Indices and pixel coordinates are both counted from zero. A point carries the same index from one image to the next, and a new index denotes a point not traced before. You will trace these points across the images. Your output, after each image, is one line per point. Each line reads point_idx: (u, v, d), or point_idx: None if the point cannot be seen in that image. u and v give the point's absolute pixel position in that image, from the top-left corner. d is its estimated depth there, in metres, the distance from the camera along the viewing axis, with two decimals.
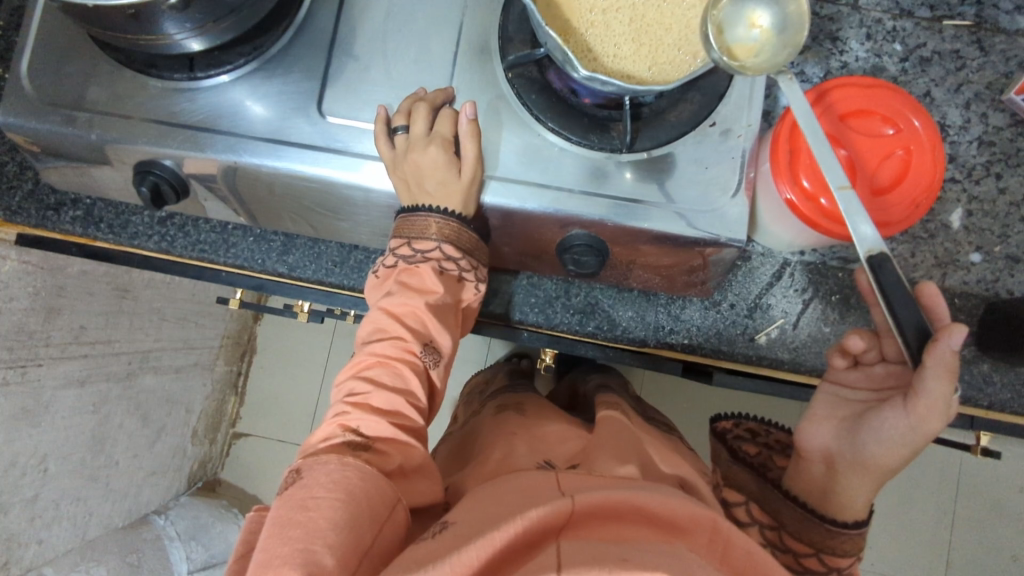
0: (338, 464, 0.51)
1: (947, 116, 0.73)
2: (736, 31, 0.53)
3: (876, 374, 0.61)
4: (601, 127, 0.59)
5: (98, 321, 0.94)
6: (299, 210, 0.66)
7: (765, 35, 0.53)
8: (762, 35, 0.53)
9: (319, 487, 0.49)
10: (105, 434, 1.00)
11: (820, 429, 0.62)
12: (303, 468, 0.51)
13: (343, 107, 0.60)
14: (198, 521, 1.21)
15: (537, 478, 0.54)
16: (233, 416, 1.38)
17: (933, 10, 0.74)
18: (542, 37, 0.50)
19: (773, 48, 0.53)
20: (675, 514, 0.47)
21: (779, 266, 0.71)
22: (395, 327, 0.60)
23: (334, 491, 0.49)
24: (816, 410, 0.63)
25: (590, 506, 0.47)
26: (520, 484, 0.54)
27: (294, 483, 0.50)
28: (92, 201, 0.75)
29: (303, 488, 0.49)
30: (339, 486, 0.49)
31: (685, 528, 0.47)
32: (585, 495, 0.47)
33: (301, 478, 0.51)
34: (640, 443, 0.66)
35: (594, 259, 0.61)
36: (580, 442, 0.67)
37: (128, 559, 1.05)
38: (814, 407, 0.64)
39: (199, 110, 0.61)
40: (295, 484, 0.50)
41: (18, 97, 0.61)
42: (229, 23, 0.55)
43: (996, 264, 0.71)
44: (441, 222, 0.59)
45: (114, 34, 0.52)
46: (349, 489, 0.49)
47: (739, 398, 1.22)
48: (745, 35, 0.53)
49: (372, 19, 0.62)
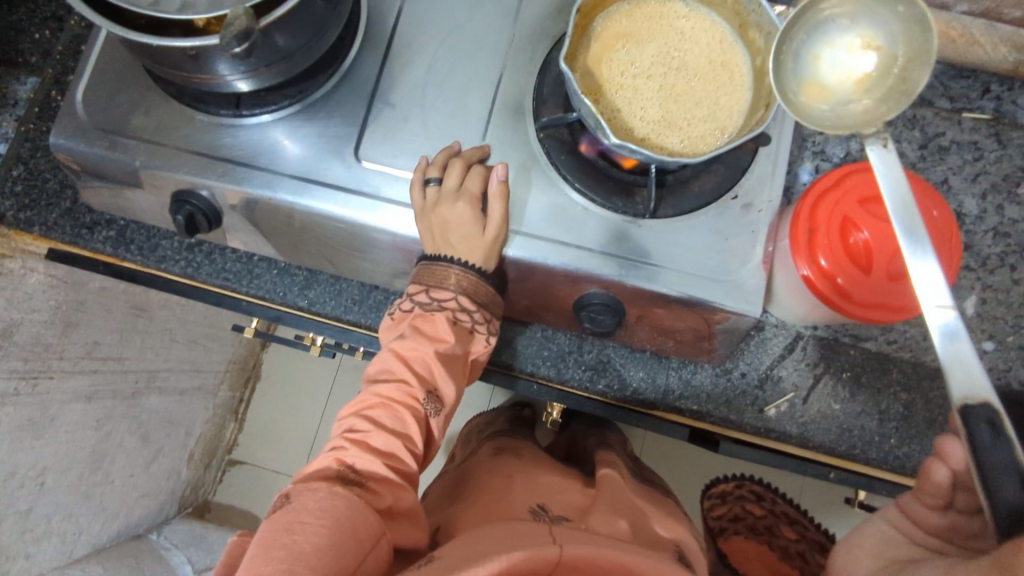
0: (327, 492, 0.52)
1: (964, 204, 0.74)
2: (830, 11, 0.52)
3: (961, 525, 0.55)
4: (625, 192, 0.61)
5: (112, 338, 0.95)
6: (325, 246, 0.68)
7: (889, 53, 0.50)
8: (879, 60, 0.50)
9: (306, 512, 0.50)
10: (104, 452, 1.00)
11: (859, 563, 0.56)
12: (293, 492, 0.53)
13: (378, 153, 0.63)
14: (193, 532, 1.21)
15: (532, 526, 0.56)
16: (230, 443, 1.38)
17: (953, 101, 0.77)
18: (577, 104, 0.53)
19: (884, 99, 0.50)
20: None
21: (792, 338, 0.71)
22: (402, 370, 0.60)
23: (321, 518, 0.50)
24: (868, 541, 0.58)
25: (574, 557, 0.51)
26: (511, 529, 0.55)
27: (283, 507, 0.52)
28: (125, 222, 0.77)
29: (290, 512, 0.50)
30: (326, 514, 0.50)
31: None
32: (574, 548, 0.51)
33: (290, 502, 0.52)
34: (634, 505, 0.66)
35: (609, 318, 0.62)
36: (576, 499, 0.68)
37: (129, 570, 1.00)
38: (867, 538, 0.58)
39: (239, 146, 0.63)
40: (284, 507, 0.51)
41: (70, 120, 0.63)
42: (279, 68, 0.58)
43: (1009, 354, 0.71)
44: (460, 274, 0.60)
45: (172, 70, 0.55)
46: (336, 517, 0.50)
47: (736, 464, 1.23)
48: (809, 78, 0.53)
49: (413, 71, 0.64)
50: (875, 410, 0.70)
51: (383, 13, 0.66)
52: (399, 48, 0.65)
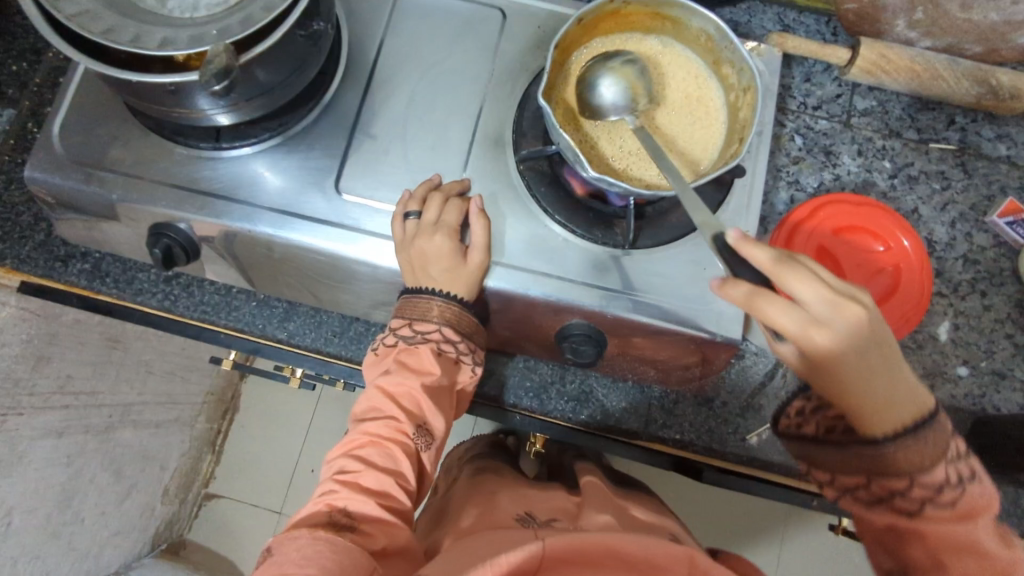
0: (310, 539, 0.51)
1: (934, 232, 0.76)
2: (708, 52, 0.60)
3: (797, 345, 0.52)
4: (605, 223, 0.62)
5: (85, 371, 0.93)
6: (303, 279, 0.68)
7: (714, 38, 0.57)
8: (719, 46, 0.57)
9: (289, 564, 0.49)
10: (75, 490, 0.97)
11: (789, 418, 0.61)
12: (276, 544, 0.52)
13: (359, 186, 0.63)
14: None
15: (515, 534, 0.56)
16: (207, 477, 1.34)
17: (920, 133, 0.79)
18: (556, 137, 0.54)
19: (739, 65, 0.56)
20: (649, 556, 0.51)
21: (772, 366, 0.71)
22: (390, 406, 0.60)
23: (306, 566, 0.49)
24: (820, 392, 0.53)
25: (559, 548, 0.50)
26: (496, 541, 0.55)
27: (268, 559, 0.51)
28: (101, 254, 0.75)
29: (275, 563, 0.50)
30: (311, 561, 0.49)
31: (660, 565, 0.50)
32: (556, 539, 0.50)
33: (273, 553, 0.51)
34: (619, 507, 0.67)
35: (591, 348, 0.62)
36: (560, 503, 0.69)
37: None
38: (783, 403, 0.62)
39: (218, 179, 0.63)
40: (268, 559, 0.51)
41: (46, 154, 0.63)
42: (259, 102, 0.58)
43: (983, 379, 0.72)
44: (443, 306, 0.59)
45: (151, 104, 0.55)
46: (323, 562, 0.49)
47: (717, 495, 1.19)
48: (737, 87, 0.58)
49: (395, 105, 0.65)
50: None
51: (364, 46, 0.67)
52: (380, 81, 0.66)
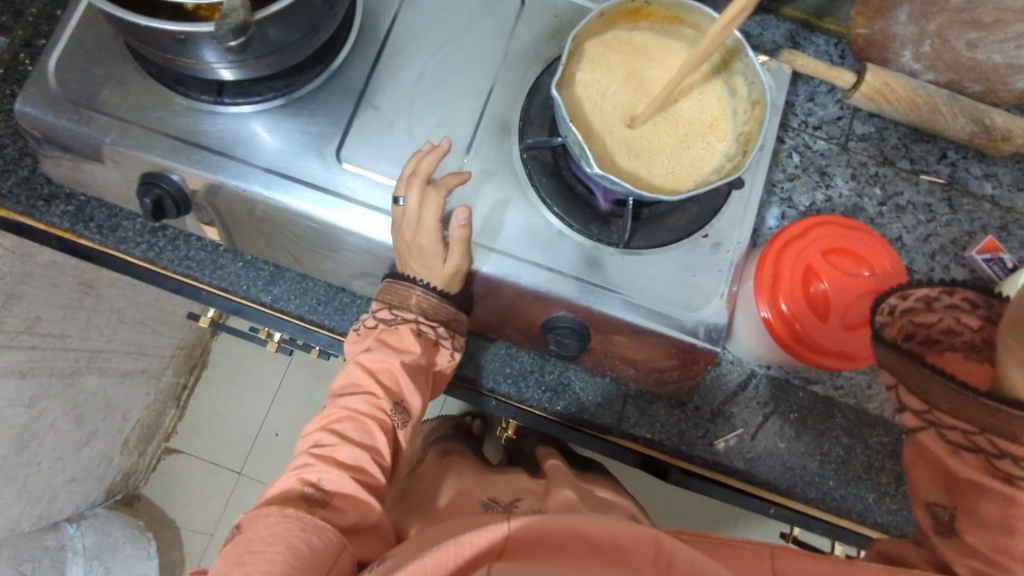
0: (279, 516, 0.51)
1: (915, 262, 0.78)
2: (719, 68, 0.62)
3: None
4: (602, 220, 0.62)
5: (55, 314, 0.91)
6: (294, 244, 0.67)
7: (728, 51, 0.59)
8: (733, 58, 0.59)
9: (258, 542, 0.49)
10: (34, 432, 0.95)
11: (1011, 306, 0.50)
12: (245, 521, 0.51)
13: (361, 157, 0.62)
14: (109, 538, 1.14)
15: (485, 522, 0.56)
16: (168, 431, 1.33)
17: (912, 163, 0.81)
18: (564, 130, 0.53)
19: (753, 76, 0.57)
20: (615, 538, 0.50)
21: (746, 375, 0.74)
22: (370, 382, 0.60)
23: (273, 544, 0.49)
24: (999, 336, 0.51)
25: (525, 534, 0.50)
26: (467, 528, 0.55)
27: (235, 537, 0.51)
28: (86, 198, 0.73)
29: (244, 540, 0.49)
30: (278, 539, 0.49)
31: (626, 548, 0.50)
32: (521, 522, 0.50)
33: (242, 531, 0.51)
34: (583, 489, 0.69)
35: (574, 342, 0.63)
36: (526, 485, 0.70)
37: (22, 567, 0.94)
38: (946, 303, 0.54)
39: (215, 134, 0.61)
40: (236, 537, 0.50)
41: (40, 89, 0.61)
42: (268, 60, 0.57)
43: None
44: (421, 295, 0.60)
45: (154, 50, 0.53)
46: (292, 542, 0.49)
47: (654, 484, 1.25)
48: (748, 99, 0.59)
49: (405, 78, 0.64)
50: (818, 452, 0.73)
51: (379, 16, 0.66)
52: (392, 53, 0.65)
